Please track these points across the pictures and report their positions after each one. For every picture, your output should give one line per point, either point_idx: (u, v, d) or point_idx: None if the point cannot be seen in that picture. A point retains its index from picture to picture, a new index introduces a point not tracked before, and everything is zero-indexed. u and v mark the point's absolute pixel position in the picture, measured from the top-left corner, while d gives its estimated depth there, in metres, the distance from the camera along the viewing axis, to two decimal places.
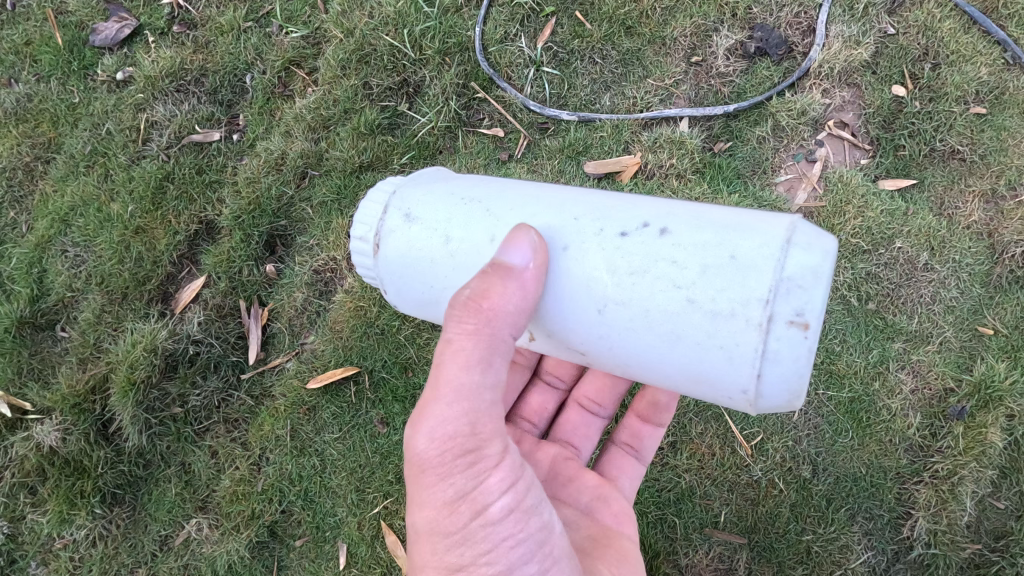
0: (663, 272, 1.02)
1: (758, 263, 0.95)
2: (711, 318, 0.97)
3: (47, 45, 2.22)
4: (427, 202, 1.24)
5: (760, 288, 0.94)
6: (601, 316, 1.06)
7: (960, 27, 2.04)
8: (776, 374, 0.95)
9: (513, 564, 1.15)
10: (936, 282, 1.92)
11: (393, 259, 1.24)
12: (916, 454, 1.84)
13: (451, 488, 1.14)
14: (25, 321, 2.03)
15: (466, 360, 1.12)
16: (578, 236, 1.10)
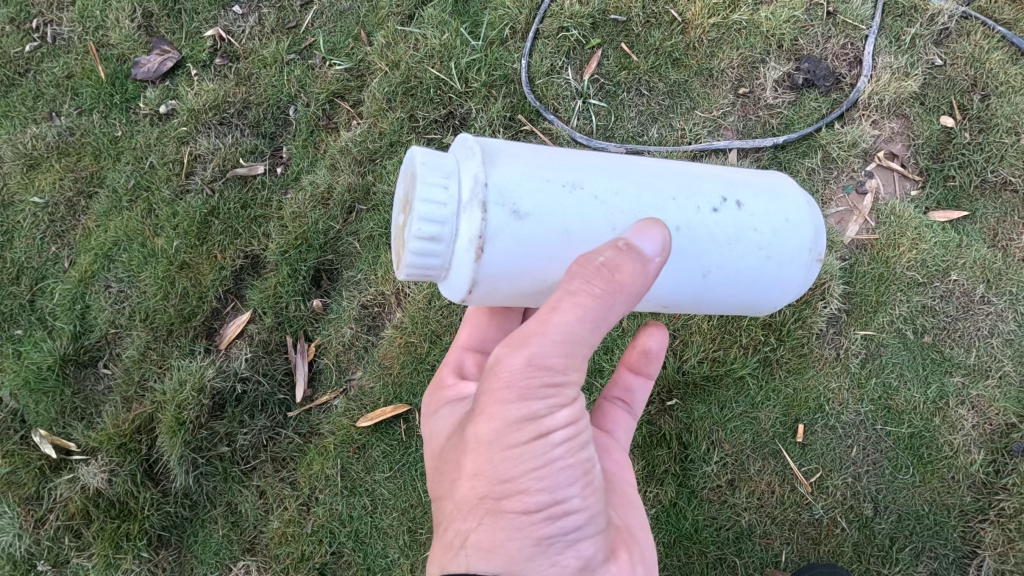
0: (759, 237, 1.20)
1: (800, 220, 1.26)
2: (780, 266, 1.24)
3: (89, 78, 2.21)
4: (520, 185, 1.05)
5: (804, 237, 1.27)
6: (705, 281, 1.20)
7: (1008, 58, 1.99)
8: (795, 293, 1.32)
9: (557, 498, 1.08)
10: (994, 315, 1.89)
11: (499, 257, 1.05)
12: (980, 492, 1.82)
13: (516, 410, 1.06)
14: (69, 358, 2.03)
15: (575, 307, 1.01)
16: (686, 215, 1.15)
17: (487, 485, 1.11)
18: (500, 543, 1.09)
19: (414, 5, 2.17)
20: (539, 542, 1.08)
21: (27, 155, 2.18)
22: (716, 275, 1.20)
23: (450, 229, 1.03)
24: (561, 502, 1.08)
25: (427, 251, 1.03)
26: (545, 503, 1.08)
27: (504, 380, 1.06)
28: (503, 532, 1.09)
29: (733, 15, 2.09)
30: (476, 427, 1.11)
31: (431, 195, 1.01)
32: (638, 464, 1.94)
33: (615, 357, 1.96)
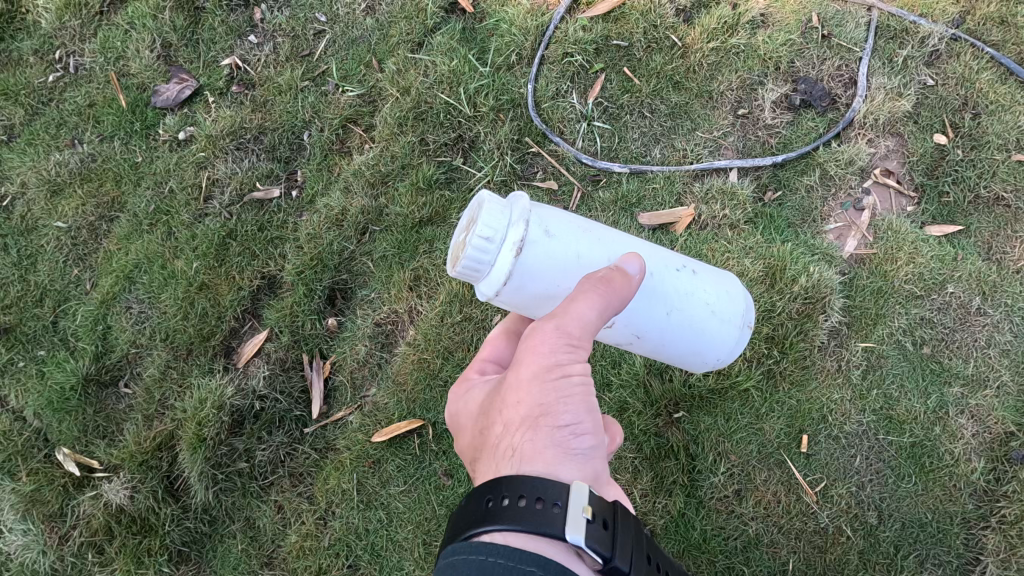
0: (709, 300, 1.41)
1: (736, 292, 1.49)
2: (724, 327, 1.44)
3: (110, 107, 2.29)
4: (552, 218, 1.27)
5: (739, 307, 1.48)
6: (667, 321, 1.38)
7: (996, 78, 2.06)
8: (728, 358, 1.51)
9: (581, 426, 1.16)
10: (990, 326, 1.95)
11: (533, 263, 1.22)
12: (981, 499, 1.86)
13: (546, 352, 1.16)
14: (90, 377, 2.10)
15: (592, 296, 1.14)
16: (658, 265, 1.37)
17: (521, 413, 1.18)
18: (534, 451, 1.13)
19: (424, 33, 2.25)
20: (564, 455, 1.13)
21: (51, 181, 2.26)
22: (678, 317, 1.38)
23: (503, 241, 1.18)
24: (580, 429, 1.16)
25: (483, 258, 1.18)
26: (567, 424, 1.15)
27: (538, 340, 1.17)
28: (534, 446, 1.14)
29: (731, 39, 2.17)
30: (512, 372, 1.22)
31: (495, 220, 1.18)
32: (647, 476, 1.98)
33: (623, 372, 2.02)
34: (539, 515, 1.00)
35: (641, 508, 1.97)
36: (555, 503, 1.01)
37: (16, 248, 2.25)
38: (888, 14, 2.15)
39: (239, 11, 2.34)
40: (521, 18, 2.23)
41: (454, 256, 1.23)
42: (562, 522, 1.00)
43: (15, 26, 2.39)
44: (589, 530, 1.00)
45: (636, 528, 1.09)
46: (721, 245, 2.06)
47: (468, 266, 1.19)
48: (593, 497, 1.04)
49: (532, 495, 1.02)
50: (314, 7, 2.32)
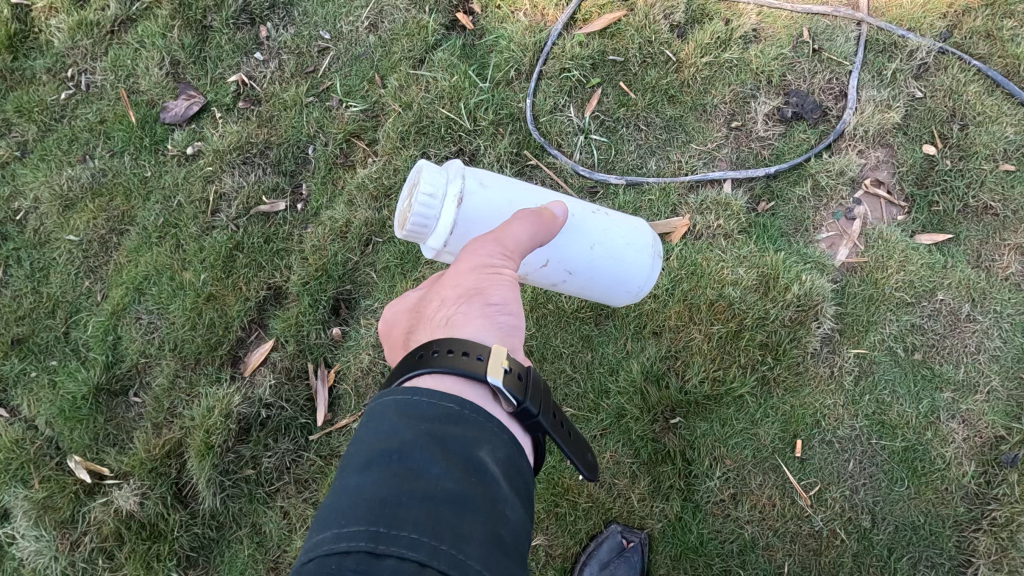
0: (623, 235, 1.57)
1: (645, 227, 1.65)
2: (637, 249, 1.59)
3: (120, 123, 2.36)
4: (482, 174, 1.42)
5: (648, 235, 1.64)
6: (591, 255, 1.53)
7: (984, 90, 2.11)
8: (647, 286, 1.67)
9: (506, 321, 1.28)
10: (979, 332, 1.99)
11: (472, 212, 1.36)
12: (972, 502, 1.90)
13: (483, 254, 1.27)
14: (101, 387, 2.15)
15: (528, 220, 1.29)
16: (576, 209, 1.53)
17: (453, 295, 1.27)
18: (462, 322, 1.23)
19: (425, 49, 2.31)
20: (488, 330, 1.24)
21: (63, 196, 2.32)
22: (598, 252, 1.53)
23: (444, 197, 1.32)
24: (506, 318, 1.28)
25: (428, 215, 1.30)
26: (495, 311, 1.26)
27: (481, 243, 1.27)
28: (463, 319, 1.23)
29: (724, 53, 2.23)
30: (451, 267, 1.31)
31: (435, 178, 1.31)
32: (644, 480, 2.02)
33: (620, 379, 2.07)
34: (465, 362, 1.11)
35: (639, 512, 2.01)
36: (479, 354, 1.13)
37: (29, 260, 2.31)
38: (877, 28, 2.20)
39: (245, 29, 2.41)
40: (520, 34, 2.29)
41: (401, 220, 1.35)
42: (482, 369, 1.11)
43: (29, 45, 2.46)
44: (507, 378, 1.12)
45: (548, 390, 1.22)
46: (715, 254, 2.10)
47: (416, 226, 1.31)
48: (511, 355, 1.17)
49: (461, 349, 1.13)
50: (318, 25, 2.39)
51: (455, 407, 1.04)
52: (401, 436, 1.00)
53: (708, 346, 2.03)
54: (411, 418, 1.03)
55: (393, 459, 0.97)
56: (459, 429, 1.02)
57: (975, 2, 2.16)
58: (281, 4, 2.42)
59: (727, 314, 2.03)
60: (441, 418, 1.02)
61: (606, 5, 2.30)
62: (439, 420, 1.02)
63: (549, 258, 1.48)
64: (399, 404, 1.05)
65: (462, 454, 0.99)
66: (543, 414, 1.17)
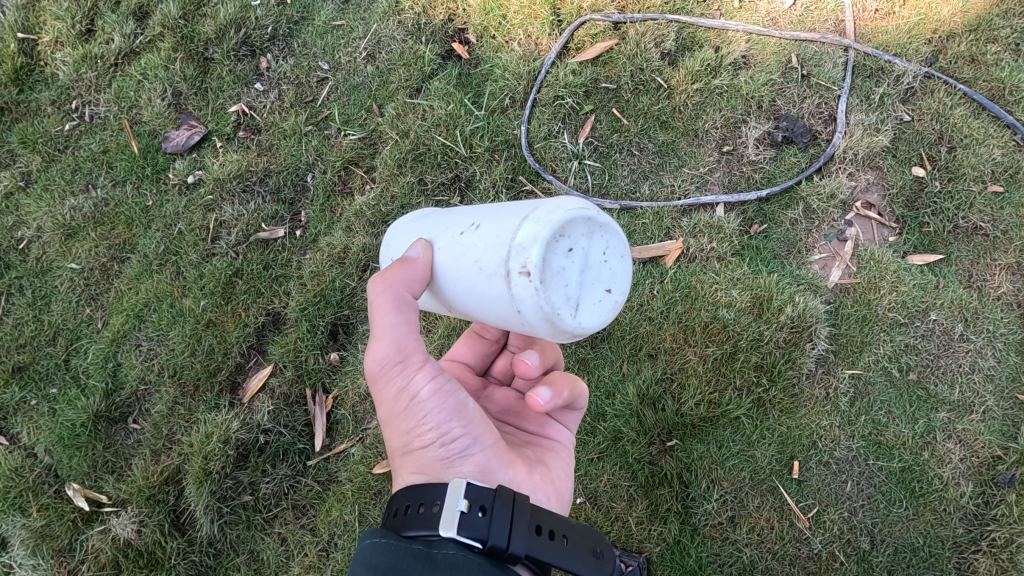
0: (480, 255, 1.15)
1: (504, 234, 1.10)
2: (486, 272, 1.12)
3: (123, 153, 2.40)
4: (400, 236, 1.54)
5: (503, 251, 1.09)
6: (456, 287, 1.25)
7: (970, 113, 2.15)
8: (530, 311, 1.05)
9: (438, 434, 1.25)
10: (973, 352, 2.00)
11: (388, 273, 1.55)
12: (971, 523, 1.90)
13: (387, 386, 1.26)
14: (101, 414, 2.16)
15: (384, 305, 1.24)
16: (447, 237, 1.30)
17: (396, 439, 1.32)
18: (420, 468, 1.28)
19: (421, 78, 2.36)
20: (444, 466, 1.26)
21: (66, 225, 2.35)
22: (460, 285, 1.23)
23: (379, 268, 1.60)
24: (449, 435, 1.25)
25: None
26: (433, 439, 1.25)
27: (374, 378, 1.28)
28: (418, 465, 1.28)
29: (714, 80, 2.28)
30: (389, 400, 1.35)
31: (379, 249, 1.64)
32: (641, 504, 2.02)
33: (617, 402, 2.07)
34: (420, 518, 1.13)
35: (637, 536, 2.00)
36: (433, 504, 1.13)
37: (31, 289, 2.33)
38: (864, 54, 2.25)
39: (246, 60, 2.46)
40: (514, 63, 2.35)
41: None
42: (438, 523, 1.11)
43: (34, 77, 2.51)
44: (462, 521, 1.09)
45: (524, 501, 1.13)
46: (710, 276, 2.12)
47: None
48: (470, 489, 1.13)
49: (417, 503, 1.16)
50: (318, 56, 2.44)
51: (417, 554, 1.07)
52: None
53: (704, 368, 2.04)
54: (378, 569, 1.05)
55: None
56: (428, 572, 1.03)
57: (959, 28, 2.21)
58: (280, 36, 2.47)
59: (721, 335, 2.04)
60: (407, 563, 1.05)
61: (598, 34, 2.35)
62: (408, 563, 1.05)
63: (446, 305, 1.37)
64: (368, 555, 1.07)
65: None
66: (519, 543, 1.08)
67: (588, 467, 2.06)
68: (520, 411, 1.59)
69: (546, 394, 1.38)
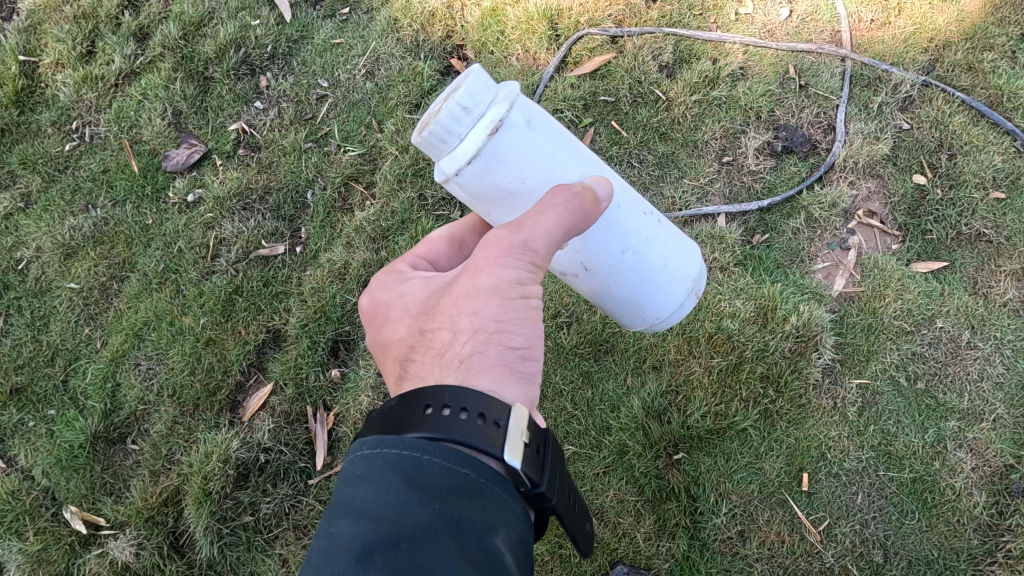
0: (661, 248, 1.39)
1: (690, 256, 1.44)
2: (671, 268, 1.40)
3: (123, 172, 2.40)
4: (535, 111, 1.23)
5: (688, 270, 1.44)
6: (627, 259, 1.36)
7: (969, 120, 2.15)
8: (674, 313, 1.47)
9: (525, 343, 1.26)
10: (981, 359, 1.98)
11: (500, 149, 1.17)
12: (985, 534, 1.86)
13: (513, 268, 1.20)
14: (99, 435, 2.14)
15: (577, 218, 1.19)
16: (625, 199, 1.36)
17: (473, 321, 1.21)
18: (474, 368, 1.19)
19: (421, 94, 2.37)
20: (508, 375, 1.22)
21: (65, 245, 2.34)
22: (635, 257, 1.36)
23: (479, 117, 1.15)
24: (527, 351, 1.26)
25: (453, 128, 1.14)
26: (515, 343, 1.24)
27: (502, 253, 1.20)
28: (485, 363, 1.20)
29: (713, 91, 2.29)
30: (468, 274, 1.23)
31: (486, 90, 1.16)
32: (649, 518, 1.98)
33: (622, 415, 2.05)
34: (478, 429, 1.06)
35: (645, 552, 1.95)
36: (498, 421, 1.08)
37: (30, 309, 2.32)
38: (861, 63, 2.26)
39: (245, 79, 2.47)
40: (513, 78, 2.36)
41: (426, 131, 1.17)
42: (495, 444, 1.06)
43: (35, 99, 2.52)
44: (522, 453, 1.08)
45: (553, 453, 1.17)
46: (713, 287, 2.11)
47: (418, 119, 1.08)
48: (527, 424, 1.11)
49: (473, 410, 1.08)
50: (317, 74, 2.45)
51: (464, 481, 1.00)
52: (414, 517, 0.96)
53: (709, 380, 2.02)
54: (423, 492, 0.98)
55: (401, 548, 0.94)
56: (475, 509, 0.99)
57: (954, 37, 2.22)
58: (280, 55, 2.49)
59: (726, 346, 2.02)
60: (454, 492, 0.99)
61: (596, 48, 2.37)
62: (452, 493, 0.99)
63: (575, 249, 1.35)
64: (406, 474, 1.00)
65: (479, 546, 0.97)
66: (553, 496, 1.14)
67: (594, 482, 2.02)
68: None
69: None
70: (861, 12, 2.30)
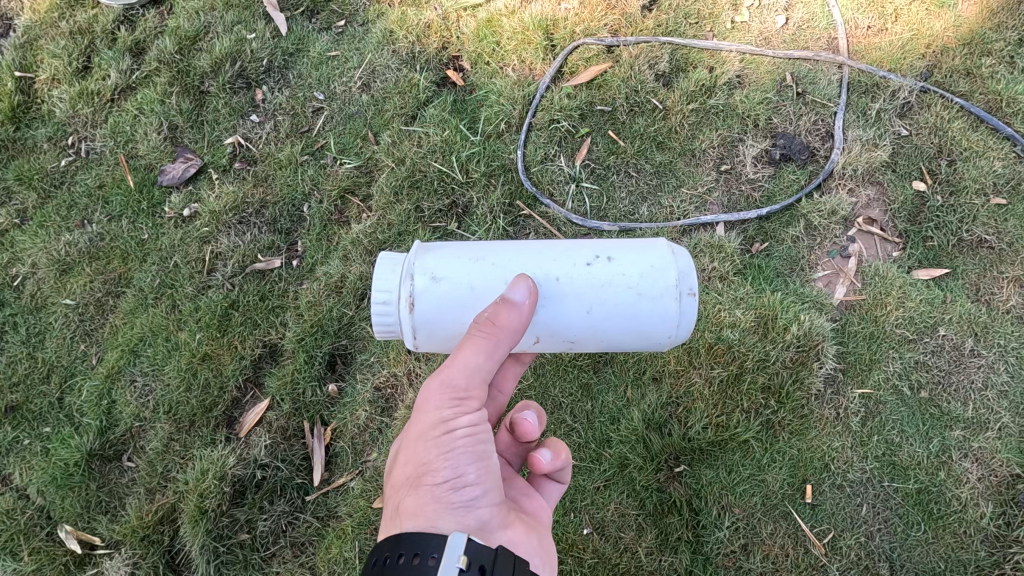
0: (627, 279, 1.35)
1: (662, 264, 1.37)
2: (645, 290, 1.34)
3: (119, 187, 2.39)
4: (437, 262, 1.38)
5: (669, 279, 1.35)
6: (595, 313, 1.35)
7: (968, 126, 2.14)
8: (683, 323, 1.39)
9: (458, 474, 1.26)
10: (985, 367, 1.96)
11: (427, 312, 1.36)
12: (993, 545, 1.84)
13: (433, 408, 1.29)
14: (94, 453, 2.11)
15: (478, 345, 1.25)
16: (561, 268, 1.36)
17: (411, 467, 1.30)
18: (419, 506, 1.25)
19: (417, 106, 2.36)
20: (444, 509, 1.24)
21: (61, 261, 2.33)
22: (602, 308, 1.35)
23: (396, 301, 1.37)
24: (462, 479, 1.26)
25: (387, 320, 1.38)
26: (448, 478, 1.26)
27: (426, 397, 1.30)
28: (418, 499, 1.26)
29: (710, 100, 2.27)
30: (411, 419, 1.34)
31: (385, 278, 1.38)
32: (651, 533, 1.95)
33: (622, 427, 2.02)
34: (413, 569, 1.08)
35: (647, 567, 1.93)
36: (430, 555, 1.09)
37: (25, 326, 2.29)
38: (859, 71, 2.25)
39: (242, 92, 2.47)
40: (509, 89, 2.35)
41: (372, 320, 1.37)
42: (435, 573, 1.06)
43: (31, 115, 2.51)
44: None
45: (520, 570, 1.16)
46: (713, 296, 2.09)
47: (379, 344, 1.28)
48: (470, 545, 1.12)
49: (409, 552, 1.10)
50: (313, 87, 2.45)
51: None
52: None
53: (710, 391, 1.99)
54: None
55: None
56: None
57: (952, 43, 2.22)
58: (276, 68, 2.49)
59: (727, 356, 1.99)
60: None
61: (592, 58, 2.36)
62: None
63: (536, 335, 1.40)
64: None
65: None
66: None
67: (594, 496, 1.99)
68: (507, 476, 1.57)
69: (548, 454, 1.50)
70: (857, 19, 2.29)
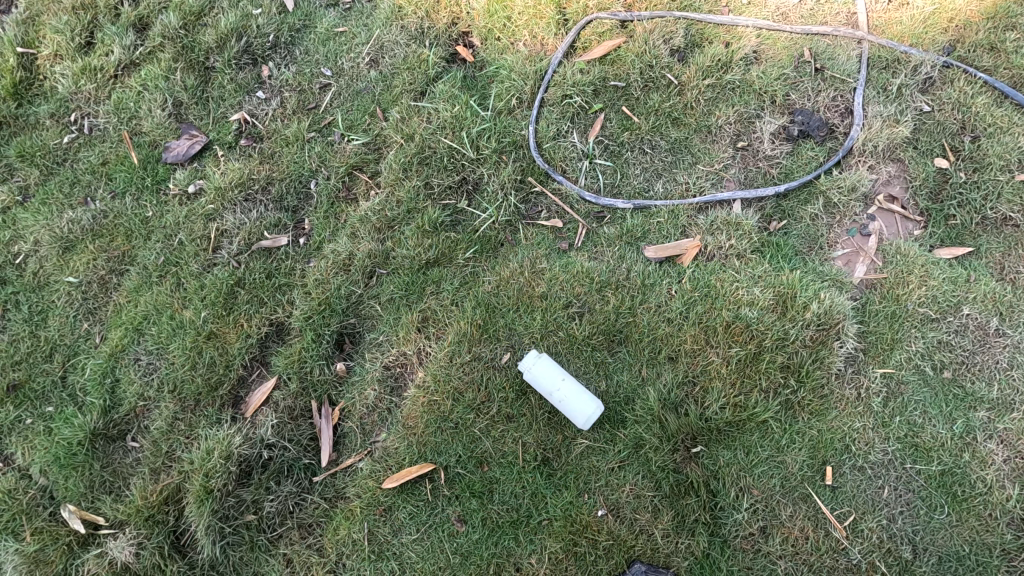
0: (578, 404, 1.89)
1: (586, 403, 1.90)
2: (577, 414, 1.89)
3: (123, 164, 2.35)
4: (553, 372, 1.93)
5: (587, 407, 1.90)
6: (553, 397, 1.91)
7: (992, 101, 2.09)
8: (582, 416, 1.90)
9: None
10: (1011, 347, 1.91)
11: (541, 378, 1.92)
12: (1019, 529, 1.80)
13: None
14: (98, 432, 2.07)
15: None
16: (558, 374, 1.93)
17: None
18: None
19: (426, 82, 2.32)
20: None
21: (63, 238, 2.27)
22: (560, 397, 1.90)
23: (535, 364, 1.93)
24: None
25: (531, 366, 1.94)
26: None
27: None
28: None
29: (726, 75, 2.22)
30: None
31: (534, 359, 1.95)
32: (668, 515, 1.89)
33: (637, 407, 1.97)
34: None
35: (663, 550, 1.88)
36: None
37: (28, 304, 2.25)
38: (879, 46, 2.19)
39: (247, 69, 2.42)
40: (520, 64, 2.29)
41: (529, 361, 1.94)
42: None
43: (34, 91, 2.46)
44: None
45: None
46: (729, 275, 2.03)
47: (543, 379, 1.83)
48: None
49: None
50: (320, 63, 2.40)
51: None
52: None
53: (727, 370, 1.94)
54: None
55: None
56: None
57: (975, 17, 2.16)
58: (282, 44, 2.44)
59: (744, 335, 1.94)
60: None
61: (605, 33, 2.30)
62: None
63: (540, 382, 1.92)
64: None
65: None
66: None
67: (609, 477, 1.94)
68: None
69: None
70: None
